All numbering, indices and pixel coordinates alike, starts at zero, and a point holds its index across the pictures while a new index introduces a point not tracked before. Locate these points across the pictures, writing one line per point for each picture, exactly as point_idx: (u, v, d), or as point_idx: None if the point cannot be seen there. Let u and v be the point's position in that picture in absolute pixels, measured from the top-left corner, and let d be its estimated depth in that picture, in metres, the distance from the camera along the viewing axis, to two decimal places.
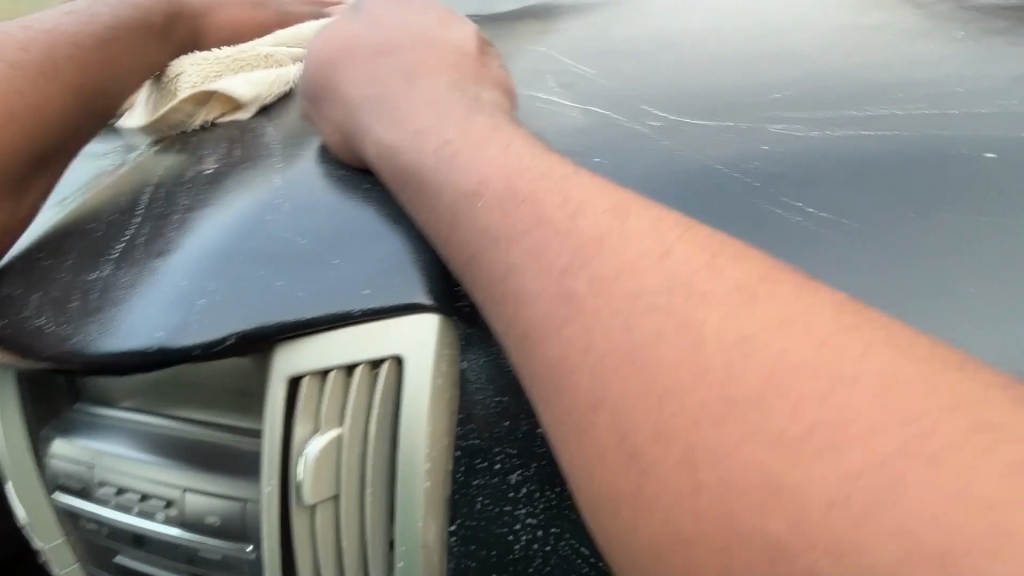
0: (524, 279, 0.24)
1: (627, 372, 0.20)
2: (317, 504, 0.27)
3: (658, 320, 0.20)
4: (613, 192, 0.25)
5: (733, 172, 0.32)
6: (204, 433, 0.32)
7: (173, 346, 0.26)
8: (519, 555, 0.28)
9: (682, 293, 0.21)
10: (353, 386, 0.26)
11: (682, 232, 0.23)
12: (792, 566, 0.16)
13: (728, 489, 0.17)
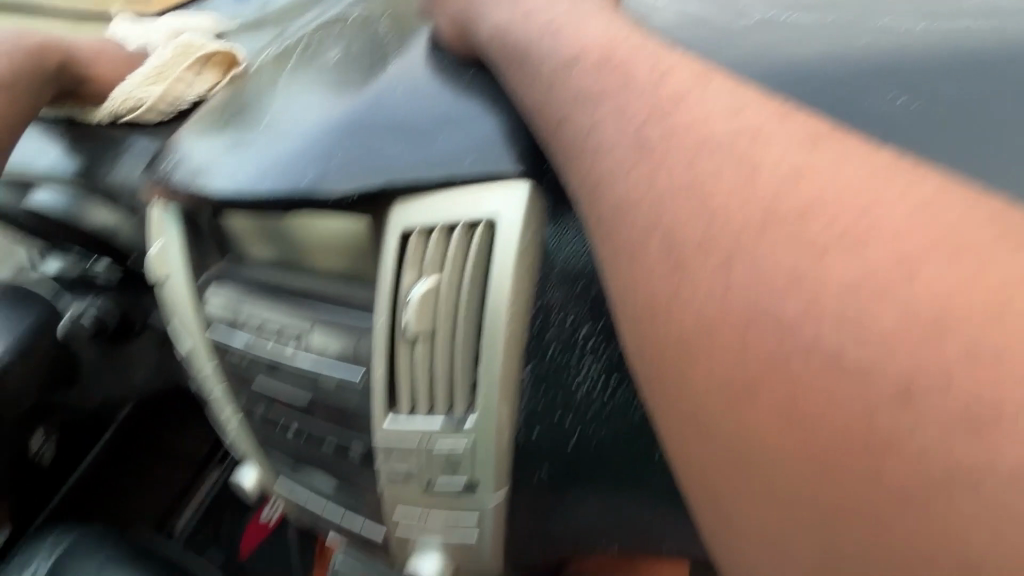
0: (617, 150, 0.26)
1: (691, 253, 0.22)
2: (416, 340, 0.32)
3: (726, 205, 0.22)
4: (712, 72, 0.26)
5: (834, 66, 0.31)
6: (326, 283, 0.39)
7: (315, 190, 0.33)
8: (582, 396, 0.33)
9: (750, 178, 0.22)
10: (454, 241, 0.31)
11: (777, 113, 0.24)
12: (802, 419, 0.19)
13: (762, 358, 0.20)
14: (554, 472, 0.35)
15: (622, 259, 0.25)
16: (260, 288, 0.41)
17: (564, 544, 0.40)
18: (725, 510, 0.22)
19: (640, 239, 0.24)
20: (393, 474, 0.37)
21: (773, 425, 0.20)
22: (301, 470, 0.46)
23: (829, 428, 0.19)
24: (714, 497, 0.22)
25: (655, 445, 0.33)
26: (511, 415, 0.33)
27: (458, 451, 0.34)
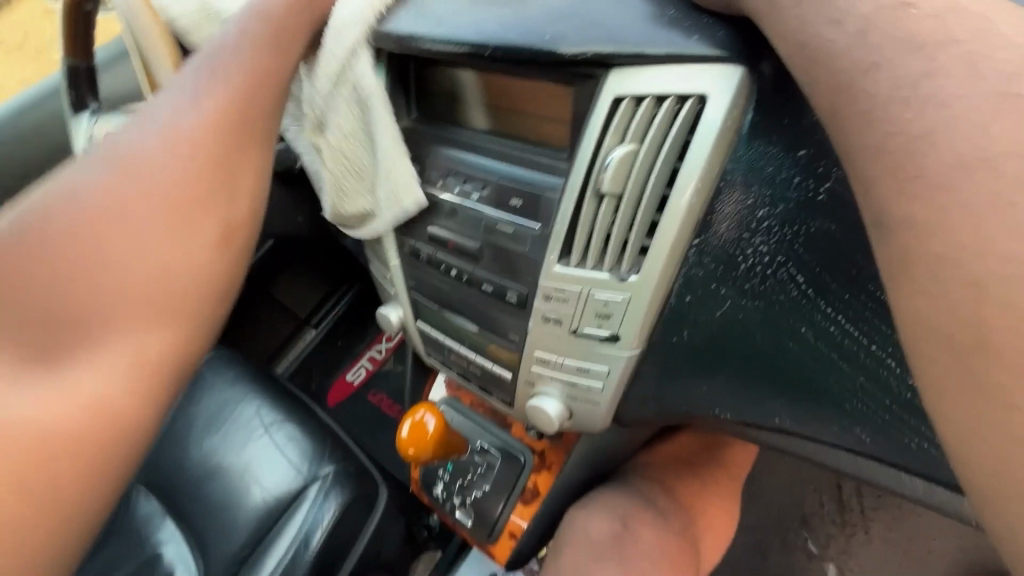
0: (864, 46, 0.28)
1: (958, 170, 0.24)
2: (604, 198, 0.38)
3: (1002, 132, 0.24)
4: None
5: None
6: (510, 145, 0.43)
7: (552, 49, 0.36)
8: (743, 272, 0.36)
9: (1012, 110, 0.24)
10: (660, 113, 0.35)
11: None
12: None
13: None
14: (693, 337, 0.39)
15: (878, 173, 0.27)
16: (440, 141, 0.47)
17: (682, 411, 0.45)
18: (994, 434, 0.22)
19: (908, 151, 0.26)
20: (547, 316, 0.44)
21: None
22: (447, 310, 0.54)
23: None
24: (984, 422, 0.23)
25: (802, 328, 0.35)
26: (670, 277, 0.38)
27: (613, 303, 0.40)
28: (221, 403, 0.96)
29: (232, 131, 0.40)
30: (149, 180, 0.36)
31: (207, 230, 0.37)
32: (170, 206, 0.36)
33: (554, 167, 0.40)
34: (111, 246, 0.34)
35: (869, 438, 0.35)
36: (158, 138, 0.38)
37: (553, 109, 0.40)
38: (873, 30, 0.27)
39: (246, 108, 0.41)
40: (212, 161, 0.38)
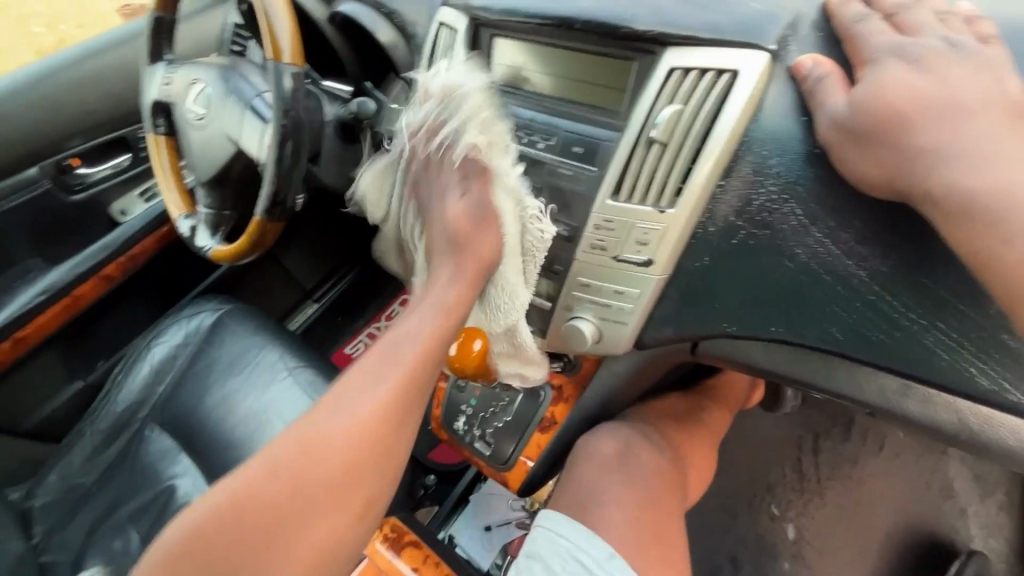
0: (882, 88, 0.40)
1: (967, 173, 0.37)
2: (653, 144, 0.49)
3: (983, 157, 0.37)
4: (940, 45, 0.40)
5: (991, 23, 0.43)
6: (576, 107, 0.54)
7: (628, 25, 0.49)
8: (755, 207, 0.48)
9: (974, 138, 0.37)
10: (703, 81, 0.47)
11: (959, 67, 0.39)
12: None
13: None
14: (710, 261, 0.50)
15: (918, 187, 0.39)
16: (513, 103, 0.58)
17: (699, 333, 0.54)
18: None
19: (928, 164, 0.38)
20: (594, 243, 0.54)
21: None
22: None
23: None
24: None
25: (796, 249, 0.47)
26: (698, 210, 0.49)
27: (652, 233, 0.50)
28: (240, 349, 1.02)
29: (428, 365, 0.48)
30: (326, 443, 0.43)
31: (357, 497, 0.43)
32: (345, 466, 0.43)
33: (611, 122, 0.52)
34: (284, 495, 0.42)
35: (842, 336, 0.47)
36: (361, 410, 0.45)
37: (617, 79, 0.52)
38: (878, 78, 0.41)
39: (434, 350, 0.48)
40: (373, 442, 0.44)
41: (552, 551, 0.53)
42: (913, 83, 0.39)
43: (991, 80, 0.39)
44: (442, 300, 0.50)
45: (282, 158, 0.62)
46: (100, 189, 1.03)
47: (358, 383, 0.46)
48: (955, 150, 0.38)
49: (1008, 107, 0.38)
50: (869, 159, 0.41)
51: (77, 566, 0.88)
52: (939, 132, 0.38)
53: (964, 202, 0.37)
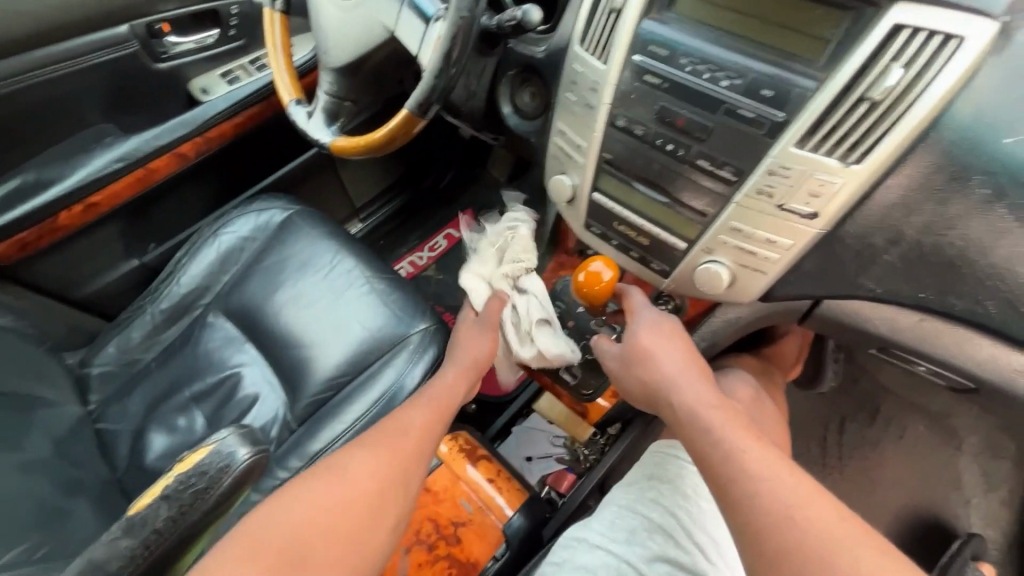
0: (633, 348, 0.64)
1: (691, 387, 0.58)
2: (862, 102, 0.49)
3: (693, 387, 0.58)
4: None
5: None
6: (766, 51, 0.53)
7: None
8: (944, 176, 0.49)
9: (671, 357, 0.61)
10: (929, 44, 0.46)
11: (659, 330, 0.64)
12: (780, 532, 0.44)
13: (772, 510, 0.45)
14: (874, 224, 0.54)
15: (680, 429, 0.56)
16: (693, 36, 0.57)
17: (839, 291, 0.59)
18: (763, 540, 0.44)
19: (675, 379, 0.59)
20: (761, 189, 0.56)
21: (791, 480, 0.47)
22: (636, 179, 0.66)
23: (759, 484, 0.47)
24: (756, 533, 0.45)
25: (967, 221, 0.50)
26: (880, 168, 0.50)
27: (828, 186, 0.52)
28: (316, 252, 1.01)
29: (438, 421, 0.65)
30: (354, 474, 0.56)
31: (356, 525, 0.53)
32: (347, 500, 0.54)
33: (811, 70, 0.51)
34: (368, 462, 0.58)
35: (995, 311, 0.51)
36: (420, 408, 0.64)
37: (822, 27, 0.50)
38: (650, 312, 0.66)
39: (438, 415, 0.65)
40: (401, 462, 0.59)
41: (681, 475, 0.59)
42: (661, 375, 0.60)
43: (696, 367, 0.60)
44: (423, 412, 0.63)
45: (447, 59, 0.60)
46: (182, 62, 1.00)
47: (358, 455, 0.58)
48: (689, 406, 0.56)
49: (702, 369, 0.60)
50: (638, 384, 0.63)
51: (139, 438, 0.89)
52: (678, 392, 0.58)
53: (691, 413, 0.56)
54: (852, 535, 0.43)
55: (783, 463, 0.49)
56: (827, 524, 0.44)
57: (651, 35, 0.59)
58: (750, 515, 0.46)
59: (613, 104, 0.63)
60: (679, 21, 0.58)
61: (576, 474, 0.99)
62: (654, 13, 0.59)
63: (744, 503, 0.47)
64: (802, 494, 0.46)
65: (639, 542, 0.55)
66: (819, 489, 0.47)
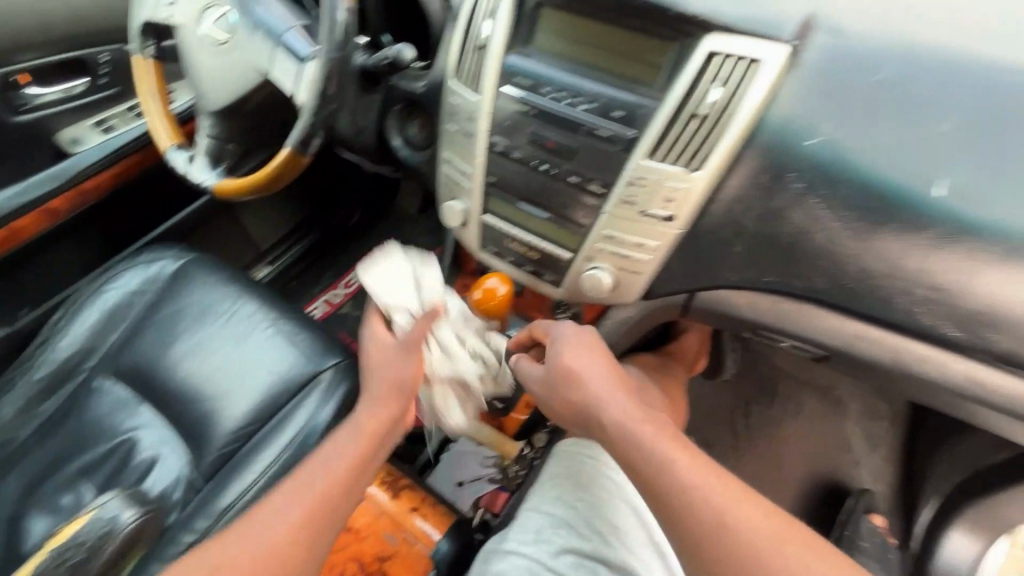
0: (557, 368, 0.61)
1: (617, 403, 0.57)
2: (694, 117, 0.57)
3: (620, 403, 0.57)
4: (914, 70, 0.53)
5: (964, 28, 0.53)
6: (614, 77, 0.60)
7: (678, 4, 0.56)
8: (768, 175, 0.58)
9: (597, 372, 0.60)
10: (737, 66, 0.55)
11: (582, 346, 0.62)
12: (730, 553, 0.47)
13: (717, 532, 0.47)
14: (721, 221, 0.61)
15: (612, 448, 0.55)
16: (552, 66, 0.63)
17: (705, 282, 0.65)
18: (721, 562, 0.47)
19: (602, 397, 0.58)
20: (625, 198, 0.61)
21: (725, 491, 0.49)
22: (520, 199, 0.70)
23: (700, 503, 0.49)
24: (710, 559, 0.47)
25: (791, 211, 0.58)
26: (718, 172, 0.58)
27: (679, 191, 0.59)
28: (212, 301, 0.96)
29: (355, 472, 0.60)
30: (249, 546, 0.54)
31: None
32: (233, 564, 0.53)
33: (650, 93, 0.58)
34: (271, 520, 0.56)
35: (826, 287, 0.59)
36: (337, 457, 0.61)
37: (656, 55, 0.58)
38: (569, 330, 0.64)
39: (352, 468, 0.60)
40: (310, 513, 0.57)
41: (581, 468, 0.61)
42: (590, 394, 0.58)
43: (619, 379, 0.60)
44: (347, 445, 0.61)
45: (323, 98, 0.62)
46: (45, 114, 0.94)
47: (268, 507, 0.57)
48: (622, 425, 0.55)
49: (624, 380, 0.60)
50: (566, 405, 0.61)
51: (18, 524, 0.80)
52: (609, 411, 0.57)
53: (620, 432, 0.55)
54: (782, 537, 0.47)
55: (712, 470, 0.51)
56: (764, 534, 0.47)
57: (516, 67, 0.64)
58: (702, 538, 0.48)
59: (490, 130, 0.68)
60: (538, 54, 0.64)
61: (509, 492, 1.02)
62: (517, 47, 0.65)
63: (692, 528, 0.48)
64: (739, 504, 0.49)
65: (545, 539, 0.57)
66: (749, 491, 0.50)
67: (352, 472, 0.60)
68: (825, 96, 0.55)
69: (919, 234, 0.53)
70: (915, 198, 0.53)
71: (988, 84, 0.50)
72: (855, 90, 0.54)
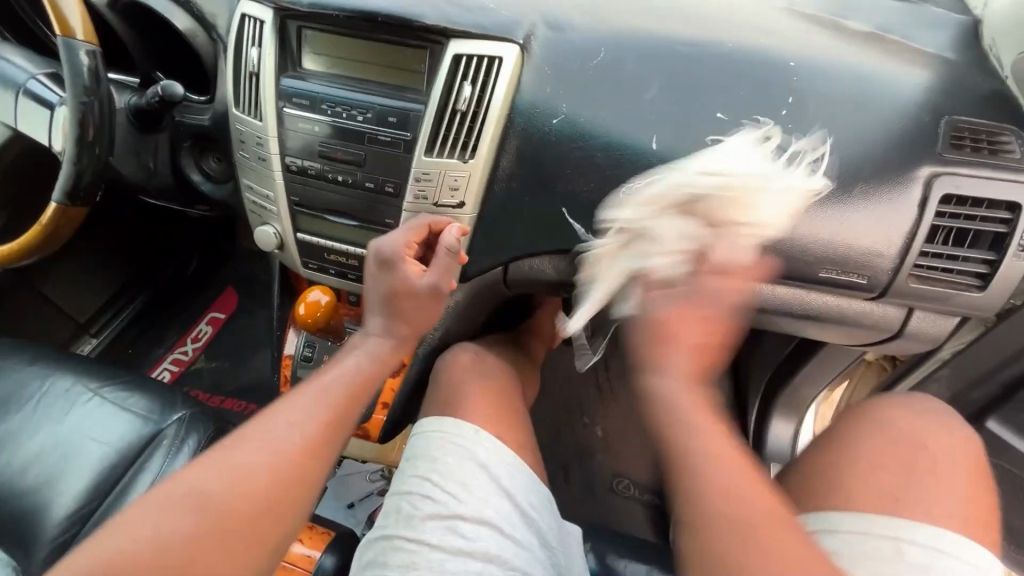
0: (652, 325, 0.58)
1: (668, 369, 0.54)
2: (456, 113, 0.64)
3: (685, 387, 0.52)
4: (613, 56, 0.66)
5: (647, 15, 0.67)
6: (382, 88, 0.67)
7: (416, 18, 0.63)
8: (531, 154, 0.67)
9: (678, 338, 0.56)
10: (480, 65, 0.64)
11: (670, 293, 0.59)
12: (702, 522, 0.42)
13: (725, 514, 0.42)
14: (504, 200, 0.68)
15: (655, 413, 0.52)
16: (327, 86, 0.68)
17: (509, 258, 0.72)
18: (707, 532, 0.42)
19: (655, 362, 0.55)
20: (418, 194, 0.68)
21: (738, 479, 0.44)
22: (327, 212, 0.73)
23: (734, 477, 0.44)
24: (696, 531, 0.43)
25: (557, 181, 0.67)
26: (489, 158, 0.66)
27: (461, 179, 0.66)
28: (16, 387, 0.87)
29: (346, 403, 0.57)
30: (282, 428, 0.53)
31: (285, 512, 0.49)
32: (207, 521, 0.45)
33: (416, 97, 0.65)
34: (275, 434, 0.52)
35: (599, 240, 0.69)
36: (296, 425, 0.53)
37: (414, 63, 0.65)
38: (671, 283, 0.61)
39: (336, 416, 0.55)
40: (278, 488, 0.49)
41: (430, 443, 0.63)
42: (653, 361, 0.55)
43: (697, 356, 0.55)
44: (284, 440, 0.52)
45: (82, 143, 0.60)
46: None
47: (215, 471, 0.49)
48: (670, 399, 0.51)
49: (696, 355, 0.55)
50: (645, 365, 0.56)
51: None
52: (664, 380, 0.53)
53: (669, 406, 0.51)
54: (779, 534, 0.40)
55: (753, 474, 0.45)
56: (777, 520, 0.41)
57: (292, 90, 0.68)
58: (699, 509, 0.43)
59: (281, 152, 0.70)
60: (312, 75, 0.69)
61: None
62: (292, 71, 0.69)
63: (689, 505, 0.44)
64: (765, 501, 0.43)
65: (400, 513, 0.60)
66: (779, 502, 0.43)
67: (331, 428, 0.54)
68: (557, 82, 0.65)
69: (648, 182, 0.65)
70: (640, 152, 0.65)
71: (670, 73, 0.65)
72: (576, 76, 0.66)
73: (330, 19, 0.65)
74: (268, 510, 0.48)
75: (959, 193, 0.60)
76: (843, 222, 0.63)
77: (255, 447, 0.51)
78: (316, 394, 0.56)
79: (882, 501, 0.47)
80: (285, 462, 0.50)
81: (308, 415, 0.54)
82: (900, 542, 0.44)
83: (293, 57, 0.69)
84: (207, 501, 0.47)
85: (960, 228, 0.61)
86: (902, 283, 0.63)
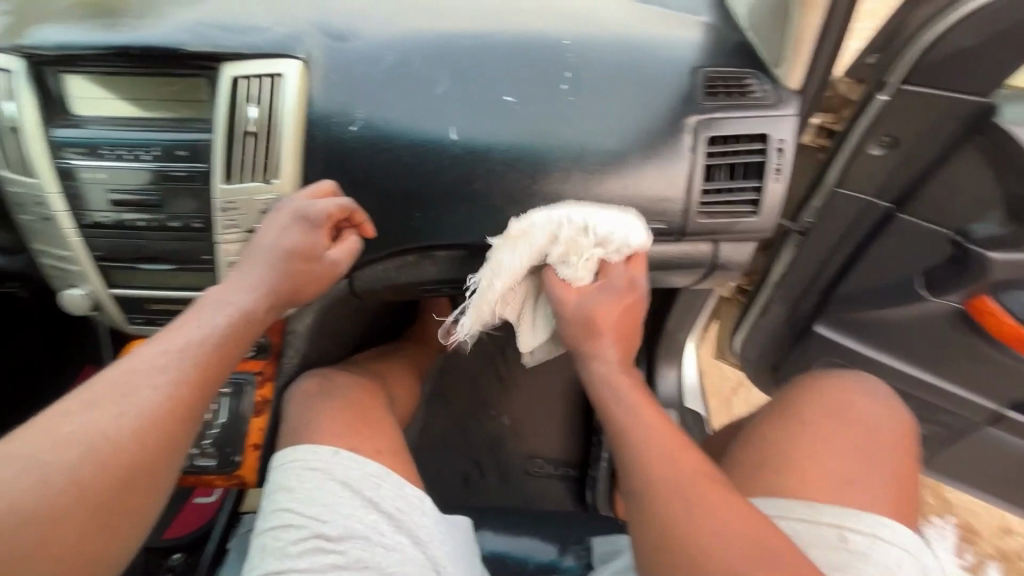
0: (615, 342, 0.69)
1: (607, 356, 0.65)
2: (248, 135, 0.63)
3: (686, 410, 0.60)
4: (396, 56, 0.68)
5: (422, 16, 0.70)
6: (165, 122, 0.64)
7: (178, 47, 0.62)
8: (337, 163, 0.67)
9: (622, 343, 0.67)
10: (263, 85, 0.64)
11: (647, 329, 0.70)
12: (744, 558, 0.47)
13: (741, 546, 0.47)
14: None
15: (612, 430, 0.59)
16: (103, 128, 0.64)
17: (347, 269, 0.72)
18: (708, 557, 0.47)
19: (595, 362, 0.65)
20: (228, 224, 0.66)
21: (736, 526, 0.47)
22: (138, 261, 0.69)
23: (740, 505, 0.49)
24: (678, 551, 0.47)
25: (371, 185, 0.68)
26: (295, 175, 0.65)
27: (270, 202, 0.65)
28: None
29: (213, 364, 0.53)
30: (142, 391, 0.48)
31: (147, 476, 0.47)
32: (61, 489, 0.42)
33: (204, 126, 0.64)
34: (136, 398, 0.48)
35: (427, 233, 0.70)
36: (158, 387, 0.49)
37: (194, 93, 0.64)
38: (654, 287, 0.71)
39: (200, 378, 0.51)
40: (137, 457, 0.46)
41: (289, 472, 0.61)
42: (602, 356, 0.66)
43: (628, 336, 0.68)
44: (145, 402, 0.48)
45: None
46: None
47: (64, 429, 0.45)
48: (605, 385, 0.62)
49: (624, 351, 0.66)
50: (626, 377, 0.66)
51: None
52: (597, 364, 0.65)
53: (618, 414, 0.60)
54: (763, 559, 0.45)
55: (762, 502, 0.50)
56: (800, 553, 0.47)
57: (61, 138, 0.64)
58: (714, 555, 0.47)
59: (68, 207, 0.66)
60: (83, 120, 0.64)
61: None
62: (59, 119, 0.64)
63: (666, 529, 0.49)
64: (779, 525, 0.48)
65: (271, 544, 0.57)
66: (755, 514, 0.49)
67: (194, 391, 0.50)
68: (347, 89, 0.66)
69: (456, 170, 0.68)
70: (441, 143, 0.67)
71: (459, 65, 0.68)
72: (365, 80, 0.67)
73: (91, 61, 0.63)
74: (124, 481, 0.45)
75: (721, 133, 0.68)
76: (633, 177, 0.69)
77: (113, 405, 0.47)
78: (178, 354, 0.51)
79: (824, 485, 0.52)
80: (145, 426, 0.47)
81: (173, 376, 0.50)
82: (841, 527, 0.49)
83: (58, 104, 0.64)
84: (52, 468, 0.43)
85: (731, 163, 0.69)
86: (695, 221, 0.71)
